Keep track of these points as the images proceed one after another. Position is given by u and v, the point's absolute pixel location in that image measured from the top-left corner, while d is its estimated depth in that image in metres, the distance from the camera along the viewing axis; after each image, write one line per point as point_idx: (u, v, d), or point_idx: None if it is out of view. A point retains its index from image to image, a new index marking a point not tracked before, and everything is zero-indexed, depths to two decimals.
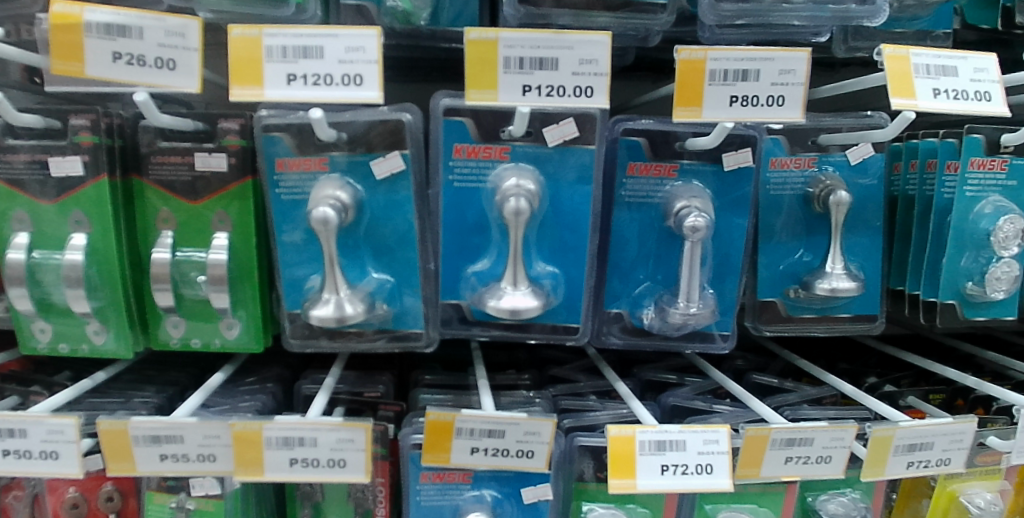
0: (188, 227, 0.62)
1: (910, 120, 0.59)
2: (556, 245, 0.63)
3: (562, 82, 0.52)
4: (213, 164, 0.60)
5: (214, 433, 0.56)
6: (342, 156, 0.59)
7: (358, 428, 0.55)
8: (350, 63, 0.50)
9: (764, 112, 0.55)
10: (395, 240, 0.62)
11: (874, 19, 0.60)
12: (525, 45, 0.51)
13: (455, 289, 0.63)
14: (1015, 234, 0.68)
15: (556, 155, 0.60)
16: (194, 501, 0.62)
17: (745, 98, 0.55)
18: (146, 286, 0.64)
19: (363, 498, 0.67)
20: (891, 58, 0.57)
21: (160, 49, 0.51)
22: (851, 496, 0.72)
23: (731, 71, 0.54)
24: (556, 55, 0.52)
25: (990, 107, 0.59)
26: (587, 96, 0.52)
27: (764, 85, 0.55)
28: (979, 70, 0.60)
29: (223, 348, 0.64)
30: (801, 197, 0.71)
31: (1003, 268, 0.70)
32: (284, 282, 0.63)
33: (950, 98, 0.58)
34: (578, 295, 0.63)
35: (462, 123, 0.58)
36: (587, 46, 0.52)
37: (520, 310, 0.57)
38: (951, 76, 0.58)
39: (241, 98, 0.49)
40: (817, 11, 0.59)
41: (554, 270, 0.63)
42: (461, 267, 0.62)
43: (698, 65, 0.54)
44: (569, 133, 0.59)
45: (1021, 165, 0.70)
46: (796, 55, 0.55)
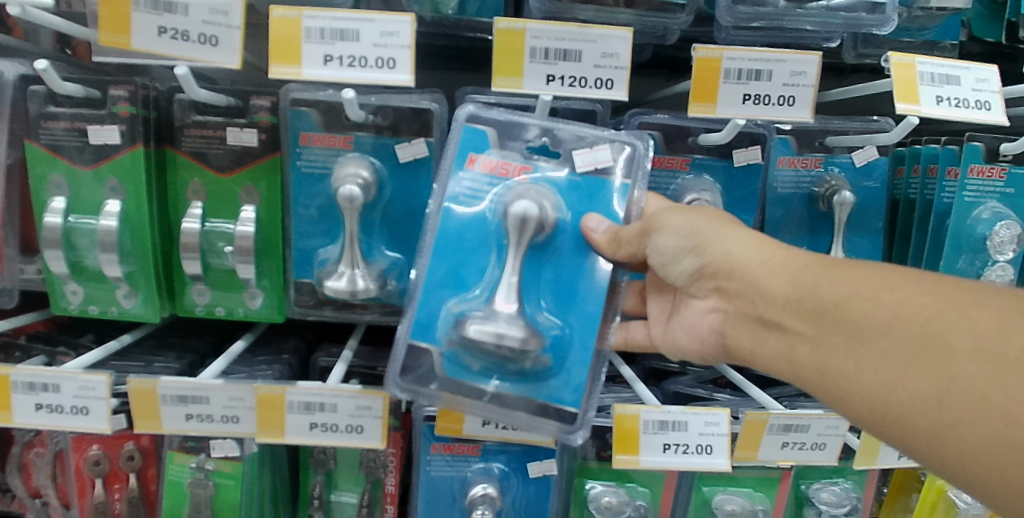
0: (217, 198, 0.64)
1: (914, 124, 0.63)
2: (560, 295, 0.57)
3: (585, 73, 0.55)
4: (244, 139, 0.62)
5: (238, 395, 0.58)
6: (368, 137, 0.62)
7: (376, 396, 0.58)
8: (384, 47, 0.52)
9: (774, 111, 0.58)
10: (405, 218, 0.64)
11: (883, 28, 0.62)
12: (551, 37, 0.53)
13: (427, 330, 0.55)
14: (1011, 239, 0.71)
15: (584, 181, 0.58)
16: (213, 462, 0.65)
17: (757, 96, 0.57)
18: (175, 254, 0.66)
19: (374, 467, 0.69)
20: (897, 65, 0.60)
21: (203, 26, 0.54)
22: (843, 485, 0.77)
23: (745, 70, 0.57)
24: (580, 48, 0.54)
25: (989, 116, 0.62)
26: (608, 88, 0.55)
27: (776, 85, 0.57)
28: (980, 80, 0.62)
29: (246, 318, 0.67)
30: (806, 196, 0.74)
31: (997, 272, 0.73)
32: (297, 252, 0.65)
33: (951, 105, 0.61)
34: (583, 358, 0.56)
35: (485, 132, 0.58)
36: (609, 40, 0.54)
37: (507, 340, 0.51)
38: (954, 85, 0.61)
39: (280, 76, 0.52)
40: (829, 17, 0.62)
41: (556, 322, 0.56)
42: (440, 302, 0.55)
43: (714, 64, 0.56)
44: (602, 159, 0.57)
45: (1019, 174, 0.73)
46: (808, 58, 0.57)
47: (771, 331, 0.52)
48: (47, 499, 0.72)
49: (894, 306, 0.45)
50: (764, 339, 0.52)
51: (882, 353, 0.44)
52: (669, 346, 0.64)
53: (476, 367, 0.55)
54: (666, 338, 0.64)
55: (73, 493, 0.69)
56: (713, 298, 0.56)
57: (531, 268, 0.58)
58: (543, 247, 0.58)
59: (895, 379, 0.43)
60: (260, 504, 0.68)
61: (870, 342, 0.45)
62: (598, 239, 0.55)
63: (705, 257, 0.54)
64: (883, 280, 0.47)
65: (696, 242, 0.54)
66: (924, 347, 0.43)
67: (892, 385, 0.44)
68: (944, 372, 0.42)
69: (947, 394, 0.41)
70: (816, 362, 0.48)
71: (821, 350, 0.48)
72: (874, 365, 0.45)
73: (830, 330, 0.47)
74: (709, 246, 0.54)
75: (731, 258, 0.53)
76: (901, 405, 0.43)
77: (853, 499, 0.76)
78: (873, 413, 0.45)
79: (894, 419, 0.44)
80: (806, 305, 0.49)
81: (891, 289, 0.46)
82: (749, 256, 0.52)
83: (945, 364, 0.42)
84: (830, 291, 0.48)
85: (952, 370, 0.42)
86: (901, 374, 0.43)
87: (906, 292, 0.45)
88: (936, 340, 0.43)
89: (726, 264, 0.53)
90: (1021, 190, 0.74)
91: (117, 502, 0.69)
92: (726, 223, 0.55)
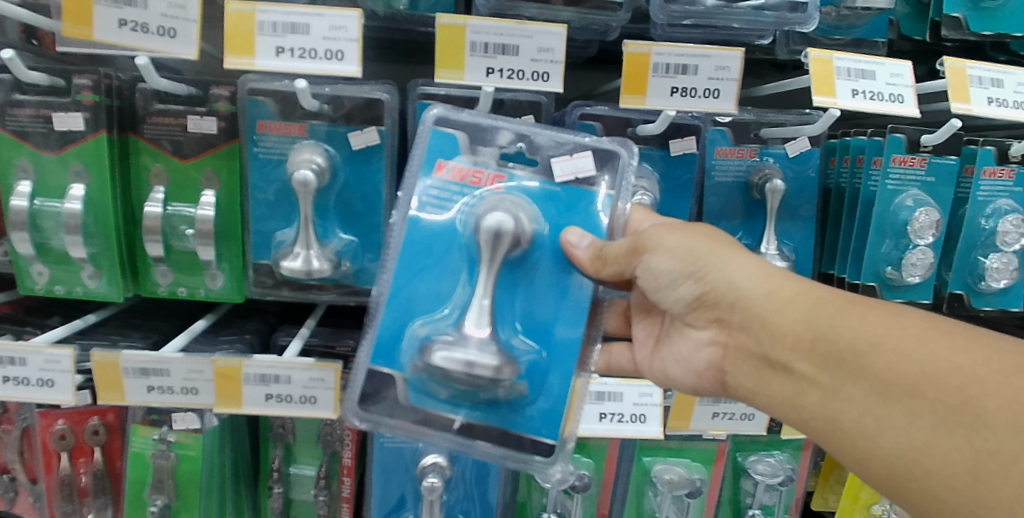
0: (179, 184, 0.68)
1: (836, 115, 0.68)
2: (534, 316, 0.61)
3: (522, 66, 0.59)
4: (204, 126, 0.66)
5: (197, 368, 0.62)
6: (323, 125, 0.65)
7: (329, 368, 0.62)
8: (333, 40, 0.56)
9: (700, 103, 0.62)
10: (364, 205, 0.68)
11: (806, 26, 0.67)
12: (489, 32, 0.57)
13: (389, 355, 0.58)
14: (929, 224, 0.77)
15: (565, 191, 0.61)
16: (175, 434, 0.68)
17: (684, 89, 0.62)
18: (138, 236, 0.69)
19: (332, 439, 0.73)
20: (815, 60, 0.64)
21: (162, 19, 0.57)
22: (777, 457, 0.82)
23: (672, 65, 0.61)
24: (517, 43, 0.58)
25: (903, 109, 0.67)
26: (544, 81, 0.59)
27: (702, 79, 0.62)
28: (895, 75, 0.67)
29: (207, 298, 0.70)
30: (742, 184, 0.79)
31: (918, 255, 0.78)
32: (256, 234, 0.68)
33: (866, 98, 0.65)
34: (561, 379, 0.60)
35: (454, 134, 0.61)
36: (545, 36, 0.58)
37: (474, 365, 0.54)
38: (869, 79, 0.66)
39: (235, 67, 0.56)
40: (757, 16, 0.66)
41: (532, 346, 0.60)
42: (407, 325, 0.59)
43: (643, 59, 0.61)
44: (583, 168, 0.61)
45: (939, 163, 0.79)
46: (731, 54, 0.62)
47: (777, 371, 0.56)
48: (14, 474, 0.74)
49: (920, 363, 0.48)
50: (771, 379, 0.57)
51: (905, 412, 0.48)
52: (658, 374, 0.68)
53: (443, 395, 0.59)
54: (653, 366, 0.68)
55: (40, 467, 0.71)
56: (712, 329, 0.61)
57: (506, 286, 0.61)
58: (520, 265, 0.62)
59: (921, 444, 0.47)
60: (222, 473, 0.71)
61: (892, 399, 0.49)
62: (581, 255, 0.59)
63: (704, 284, 0.58)
64: (905, 331, 0.50)
65: (695, 267, 0.58)
66: (957, 413, 0.46)
67: (909, 443, 0.47)
68: (978, 441, 0.44)
69: (977, 462, 0.44)
70: (828, 410, 0.53)
71: (834, 398, 0.52)
72: (895, 426, 0.48)
73: (846, 378, 0.51)
74: (708, 273, 0.58)
75: (733, 286, 0.57)
76: (920, 468, 0.47)
77: (786, 467, 0.82)
78: (890, 475, 0.48)
79: (913, 485, 0.47)
80: (817, 348, 0.53)
81: (914, 343, 0.50)
82: (753, 289, 0.57)
83: (979, 432, 0.44)
84: (830, 321, 0.53)
85: (986, 440, 0.44)
86: (923, 437, 0.47)
87: (934, 347, 0.49)
88: (970, 405, 0.46)
89: (729, 293, 0.58)
90: (942, 179, 0.79)
91: (82, 475, 0.72)
92: (730, 248, 0.59)
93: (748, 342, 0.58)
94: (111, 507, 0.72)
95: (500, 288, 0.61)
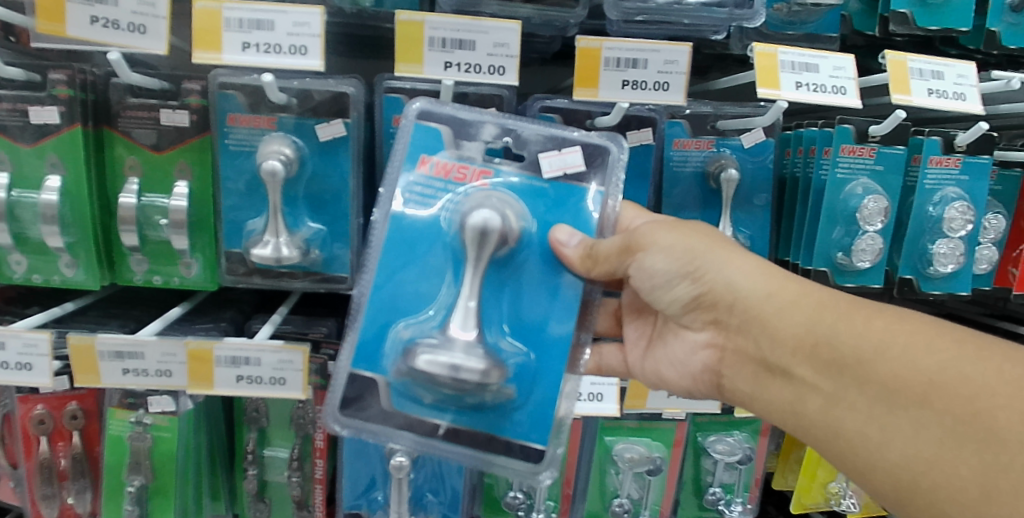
0: (152, 175, 0.70)
1: (785, 106, 0.73)
2: (523, 320, 0.65)
3: (478, 61, 0.62)
4: (176, 119, 0.68)
5: (170, 351, 0.64)
6: (291, 118, 0.68)
7: (296, 351, 0.64)
8: (297, 36, 0.59)
9: (651, 95, 0.66)
10: (331, 195, 0.71)
11: (753, 21, 0.71)
12: (447, 28, 0.61)
13: (371, 359, 0.62)
14: (877, 211, 0.80)
15: (551, 187, 0.65)
16: (152, 417, 0.71)
17: (635, 82, 0.65)
18: (113, 226, 0.72)
19: (304, 423, 0.76)
20: (760, 55, 0.68)
21: (133, 16, 0.60)
22: (737, 437, 0.86)
23: (623, 59, 0.65)
24: (474, 38, 0.61)
25: (846, 100, 0.70)
26: (500, 75, 0.62)
27: (651, 72, 0.65)
28: (838, 68, 0.70)
29: (182, 286, 0.73)
30: (700, 174, 0.82)
31: (867, 241, 0.81)
32: (227, 224, 0.70)
33: (809, 90, 0.69)
34: (545, 382, 0.63)
35: (439, 130, 0.65)
36: (500, 32, 0.61)
37: (459, 368, 0.57)
38: (812, 72, 0.69)
39: (202, 61, 0.59)
40: (706, 12, 0.70)
41: (520, 348, 0.64)
42: (392, 327, 0.63)
43: (595, 53, 0.64)
44: (571, 164, 0.65)
45: (888, 153, 0.82)
46: (680, 48, 0.65)
47: (777, 376, 0.63)
48: None
49: (927, 371, 0.55)
50: (771, 382, 0.64)
51: (913, 422, 0.54)
52: (655, 374, 0.75)
53: (428, 398, 0.62)
54: (653, 367, 0.75)
55: (21, 452, 0.74)
56: (708, 330, 0.68)
57: (494, 285, 0.65)
58: (507, 265, 0.66)
59: (928, 457, 0.53)
60: (198, 454, 0.74)
61: (900, 409, 0.55)
62: (570, 253, 0.63)
63: (702, 284, 0.64)
64: (905, 339, 0.57)
65: (692, 267, 0.64)
66: (968, 427, 0.52)
67: (914, 451, 0.54)
68: (988, 455, 0.51)
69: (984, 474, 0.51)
70: (828, 417, 0.59)
71: (834, 403, 0.59)
72: (901, 437, 0.55)
73: (850, 385, 0.58)
74: (705, 273, 0.64)
75: (730, 287, 0.63)
76: (930, 480, 0.53)
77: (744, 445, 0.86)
78: (897, 484, 0.55)
79: (920, 495, 0.54)
80: (819, 352, 0.60)
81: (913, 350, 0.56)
82: (750, 291, 0.63)
83: (989, 446, 0.51)
84: (828, 325, 0.60)
85: (996, 454, 0.51)
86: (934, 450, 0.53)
87: (942, 358, 0.55)
88: (980, 417, 0.52)
89: (728, 294, 0.64)
90: (890, 167, 0.83)
91: (61, 459, 0.74)
92: (729, 251, 0.64)
93: (747, 345, 0.65)
94: (90, 490, 0.75)
95: (487, 287, 0.65)
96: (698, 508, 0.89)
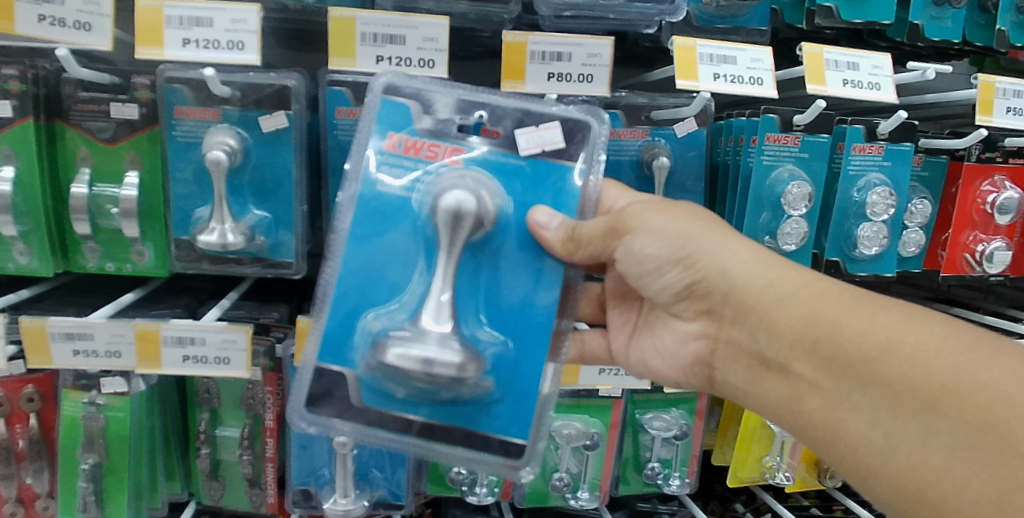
0: (102, 170, 0.98)
1: (708, 97, 0.95)
2: (495, 321, 0.88)
3: (410, 54, 0.94)
4: (126, 111, 0.96)
5: (120, 333, 0.96)
6: (235, 110, 0.96)
7: (239, 331, 0.97)
8: (235, 32, 0.88)
9: (580, 85, 0.95)
10: (270, 183, 0.99)
11: (675, 16, 0.93)
12: (376, 24, 0.92)
13: (335, 355, 0.86)
14: (799, 196, 0.98)
15: (527, 164, 0.89)
16: (103, 399, 1.05)
17: (561, 75, 0.95)
18: (62, 212, 1.00)
19: (252, 399, 1.12)
20: (680, 49, 0.90)
21: (80, 15, 0.87)
22: (674, 413, 1.22)
23: (548, 53, 0.93)
24: (404, 33, 0.93)
25: (764, 89, 0.93)
26: (431, 65, 0.94)
27: (577, 64, 0.95)
28: (755, 60, 0.94)
29: (134, 271, 1.01)
30: (636, 161, 1.03)
31: (791, 227, 1.00)
32: (179, 215, 0.98)
33: (726, 80, 0.92)
34: (509, 373, 0.88)
35: (407, 105, 0.88)
36: (431, 27, 0.93)
37: (429, 361, 0.78)
38: (729, 64, 0.92)
39: (146, 53, 0.87)
40: (627, 8, 0.94)
41: (495, 336, 0.88)
42: (362, 316, 0.86)
43: (520, 47, 0.92)
44: (549, 141, 0.87)
45: (811, 141, 1.00)
46: (602, 43, 0.94)
47: (777, 372, 0.86)
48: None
49: (942, 380, 0.73)
50: (769, 374, 0.88)
51: (925, 430, 0.73)
52: (648, 361, 1.05)
53: (403, 392, 0.85)
54: (640, 360, 1.05)
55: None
56: (700, 320, 0.95)
57: (470, 266, 0.89)
58: (482, 251, 0.89)
59: (940, 468, 0.71)
60: (148, 435, 1.09)
61: (911, 415, 0.74)
62: (550, 233, 0.85)
63: (693, 266, 0.88)
64: (912, 344, 0.76)
65: (683, 254, 0.87)
66: (985, 437, 0.70)
67: (919, 464, 0.73)
68: (1004, 469, 0.68)
69: (997, 485, 0.68)
70: (831, 416, 0.81)
71: (836, 396, 0.80)
72: (907, 448, 0.74)
73: (857, 386, 0.78)
74: (699, 260, 0.87)
75: (726, 274, 0.87)
76: (936, 489, 0.72)
77: (680, 423, 1.21)
78: (906, 486, 0.74)
79: (929, 497, 0.72)
80: (819, 341, 0.82)
81: (925, 355, 0.75)
82: (750, 282, 0.86)
83: (1007, 460, 0.68)
84: (831, 315, 0.81)
85: (1011, 464, 0.68)
86: (944, 459, 0.71)
87: (959, 368, 0.74)
88: (996, 428, 0.69)
89: (726, 280, 0.87)
90: (813, 154, 1.01)
91: (17, 440, 1.07)
92: (730, 245, 0.88)
93: (744, 337, 0.89)
94: (45, 469, 1.09)
95: (462, 266, 0.89)
96: (642, 483, 1.27)
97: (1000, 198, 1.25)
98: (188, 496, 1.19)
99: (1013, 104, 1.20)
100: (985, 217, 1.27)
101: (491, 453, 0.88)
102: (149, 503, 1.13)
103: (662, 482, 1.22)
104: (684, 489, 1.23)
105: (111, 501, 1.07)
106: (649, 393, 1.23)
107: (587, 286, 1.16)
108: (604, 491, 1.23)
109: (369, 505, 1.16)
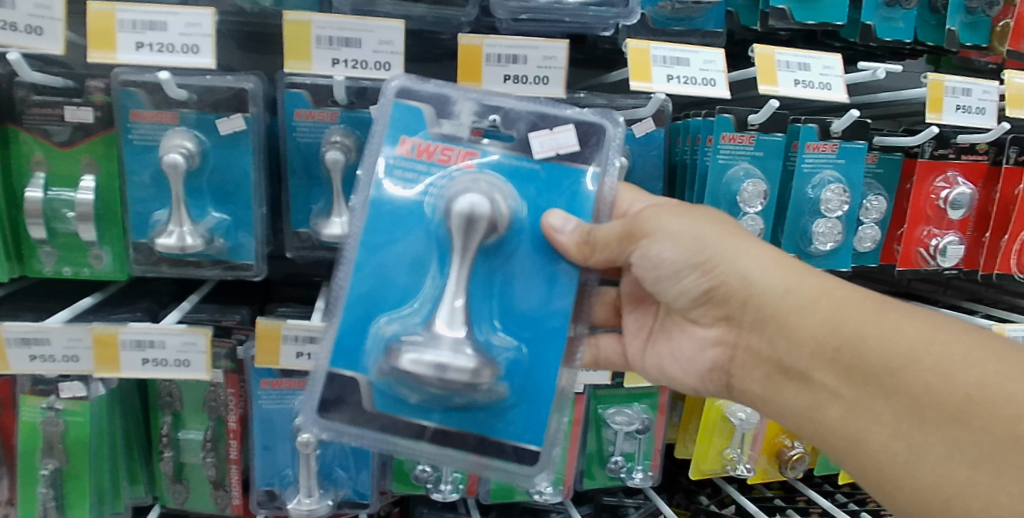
0: (59, 174, 0.97)
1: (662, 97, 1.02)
2: (511, 326, 0.86)
3: (366, 57, 0.94)
4: (81, 115, 0.94)
5: (77, 337, 0.94)
6: (192, 113, 0.95)
7: (198, 334, 0.96)
8: (189, 35, 0.89)
9: (535, 87, 1.00)
10: (236, 186, 0.99)
11: (629, 18, 0.99)
12: (332, 27, 0.92)
13: (347, 361, 0.83)
14: (753, 193, 1.07)
15: (543, 168, 0.87)
16: (62, 403, 1.00)
17: (517, 76, 0.99)
18: (18, 218, 0.98)
19: (216, 404, 1.08)
20: (634, 51, 0.99)
21: (30, 18, 0.87)
22: (636, 408, 1.26)
23: (503, 55, 0.98)
24: (360, 36, 0.93)
25: (716, 89, 1.01)
26: (388, 68, 0.95)
27: (533, 66, 0.99)
28: (708, 62, 1.02)
29: (93, 275, 1.00)
30: None
31: (748, 222, 1.10)
32: (136, 217, 0.98)
33: (679, 82, 1.00)
34: (525, 378, 0.85)
35: (421, 108, 0.86)
36: (385, 31, 0.94)
37: (442, 366, 0.75)
38: (683, 66, 1.01)
39: (98, 57, 0.87)
40: (583, 10, 0.98)
41: (512, 343, 0.86)
42: (376, 321, 0.83)
43: (476, 49, 0.97)
44: (562, 145, 0.86)
45: (764, 140, 1.09)
46: (556, 46, 0.99)
47: (796, 381, 0.85)
48: None
49: (969, 390, 0.73)
50: (790, 382, 0.86)
51: (950, 443, 0.73)
52: (666, 369, 1.03)
53: (417, 397, 0.82)
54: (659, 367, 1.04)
55: None
56: (719, 327, 0.93)
57: (489, 270, 0.88)
58: (496, 255, 0.88)
59: (966, 482, 0.72)
60: (109, 438, 1.05)
61: (939, 429, 0.74)
62: (566, 237, 0.83)
63: (707, 270, 0.86)
64: (934, 354, 0.76)
65: (703, 259, 0.86)
66: (1011, 452, 0.70)
67: (946, 477, 0.73)
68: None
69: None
70: (853, 429, 0.80)
71: (858, 407, 0.79)
72: (935, 462, 0.74)
73: (882, 399, 0.77)
74: (714, 264, 0.86)
75: (739, 278, 0.86)
76: (961, 502, 0.72)
77: (642, 416, 1.25)
78: (932, 498, 0.74)
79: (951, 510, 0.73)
80: (841, 349, 0.80)
81: (951, 366, 0.75)
82: (765, 287, 0.84)
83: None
84: (852, 323, 0.80)
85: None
86: (968, 473, 0.72)
87: (985, 380, 0.73)
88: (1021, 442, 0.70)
89: (746, 287, 0.85)
90: (766, 153, 1.10)
91: None
92: (745, 251, 0.86)
93: (764, 345, 0.87)
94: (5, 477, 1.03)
95: (478, 269, 0.87)
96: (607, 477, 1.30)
97: (953, 193, 1.29)
98: (151, 499, 1.14)
99: (961, 102, 1.23)
100: (938, 212, 1.31)
101: (507, 460, 0.85)
102: (113, 508, 1.08)
103: (626, 476, 1.26)
104: (647, 482, 1.26)
105: (72, 506, 1.02)
106: (610, 389, 1.27)
107: (604, 290, 1.15)
108: (566, 485, 1.24)
109: (333, 504, 1.13)
